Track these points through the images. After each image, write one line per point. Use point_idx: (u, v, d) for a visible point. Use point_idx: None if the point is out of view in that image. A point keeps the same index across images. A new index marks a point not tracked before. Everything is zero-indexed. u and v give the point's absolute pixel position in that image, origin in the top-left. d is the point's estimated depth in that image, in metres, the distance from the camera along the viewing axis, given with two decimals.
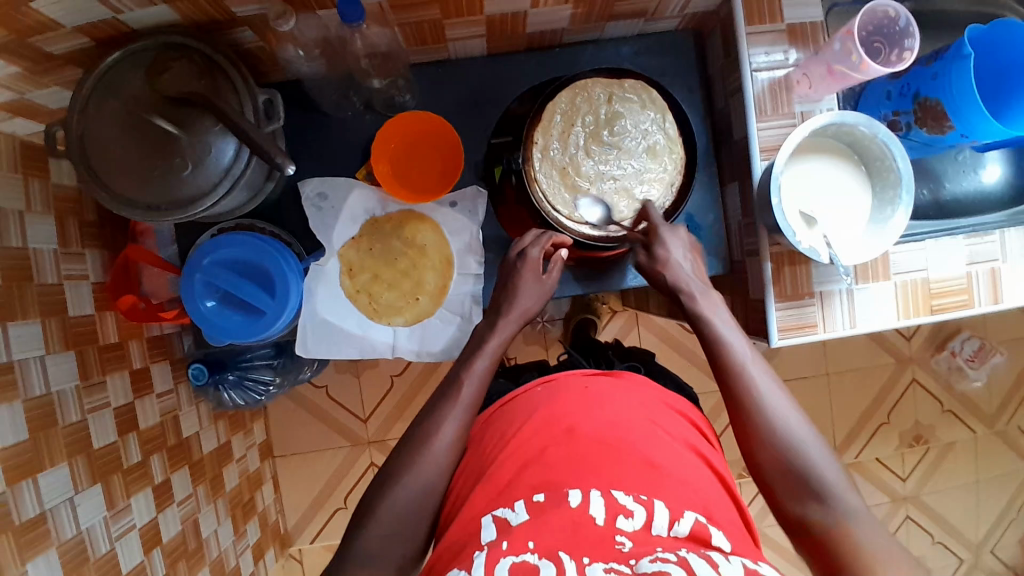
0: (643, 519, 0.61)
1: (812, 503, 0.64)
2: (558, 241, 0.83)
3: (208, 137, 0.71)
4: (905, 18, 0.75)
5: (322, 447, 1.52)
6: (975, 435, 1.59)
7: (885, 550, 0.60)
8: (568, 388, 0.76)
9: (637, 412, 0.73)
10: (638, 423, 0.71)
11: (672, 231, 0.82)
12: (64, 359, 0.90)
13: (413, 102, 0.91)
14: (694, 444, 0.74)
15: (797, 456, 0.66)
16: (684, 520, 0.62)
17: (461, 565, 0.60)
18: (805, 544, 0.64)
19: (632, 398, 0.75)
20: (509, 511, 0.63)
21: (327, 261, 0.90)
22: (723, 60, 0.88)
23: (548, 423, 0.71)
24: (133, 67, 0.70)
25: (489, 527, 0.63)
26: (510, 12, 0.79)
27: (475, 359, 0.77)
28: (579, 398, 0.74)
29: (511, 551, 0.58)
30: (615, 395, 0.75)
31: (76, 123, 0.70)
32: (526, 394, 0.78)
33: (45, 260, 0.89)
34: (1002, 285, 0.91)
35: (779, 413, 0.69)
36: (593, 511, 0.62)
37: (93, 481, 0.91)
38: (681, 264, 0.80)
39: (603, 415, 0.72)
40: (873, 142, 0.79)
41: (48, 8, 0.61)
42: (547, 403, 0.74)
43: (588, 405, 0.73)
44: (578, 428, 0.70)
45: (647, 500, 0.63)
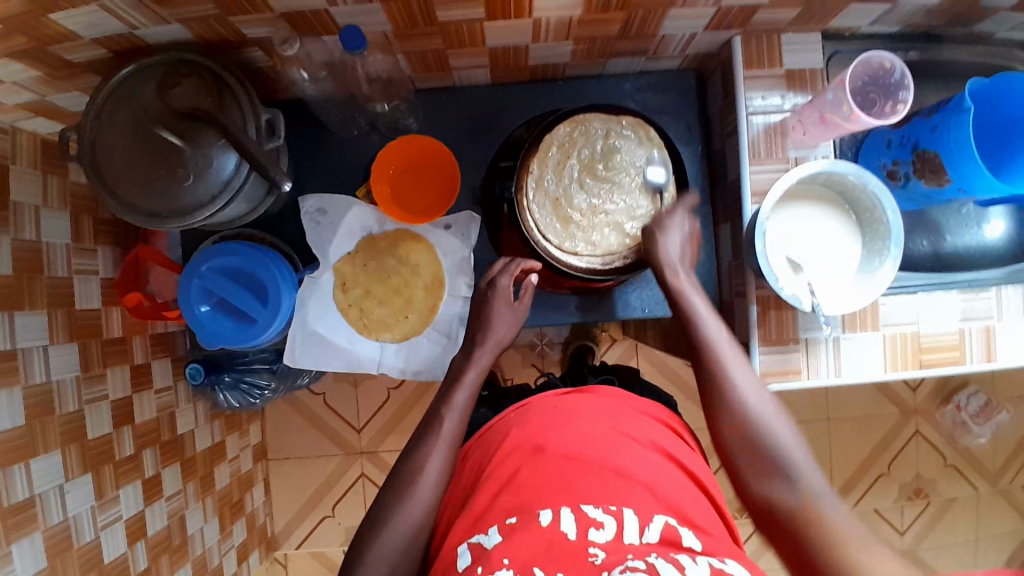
0: (614, 529, 0.61)
1: (778, 482, 0.67)
2: (528, 267, 0.85)
3: (211, 151, 0.74)
4: (899, 71, 0.75)
5: (315, 454, 1.54)
6: (978, 492, 1.55)
7: (847, 527, 0.62)
8: (538, 410, 0.77)
9: (604, 424, 0.74)
10: (604, 436, 0.72)
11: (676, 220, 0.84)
12: (66, 351, 0.93)
13: (417, 125, 0.94)
14: (664, 448, 0.74)
15: (761, 433, 0.70)
16: (653, 526, 0.63)
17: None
18: (770, 524, 0.66)
19: (601, 411, 0.76)
20: (483, 535, 0.63)
21: (323, 274, 0.92)
22: (722, 101, 0.89)
23: (518, 446, 0.72)
24: (145, 79, 0.74)
25: (465, 555, 0.63)
26: (512, 45, 0.81)
27: (455, 390, 0.78)
28: (551, 416, 0.75)
29: (487, 573, 0.58)
30: (586, 411, 0.76)
31: (89, 129, 0.74)
32: (503, 420, 0.78)
33: (57, 254, 0.93)
34: (995, 344, 0.90)
35: (749, 391, 0.73)
36: (565, 527, 0.61)
37: (83, 471, 0.94)
38: (673, 248, 0.82)
39: (572, 431, 0.72)
40: (862, 192, 0.78)
41: (66, 21, 0.64)
42: (519, 427, 0.75)
43: (557, 423, 0.74)
44: (548, 446, 0.71)
45: (616, 510, 0.63)
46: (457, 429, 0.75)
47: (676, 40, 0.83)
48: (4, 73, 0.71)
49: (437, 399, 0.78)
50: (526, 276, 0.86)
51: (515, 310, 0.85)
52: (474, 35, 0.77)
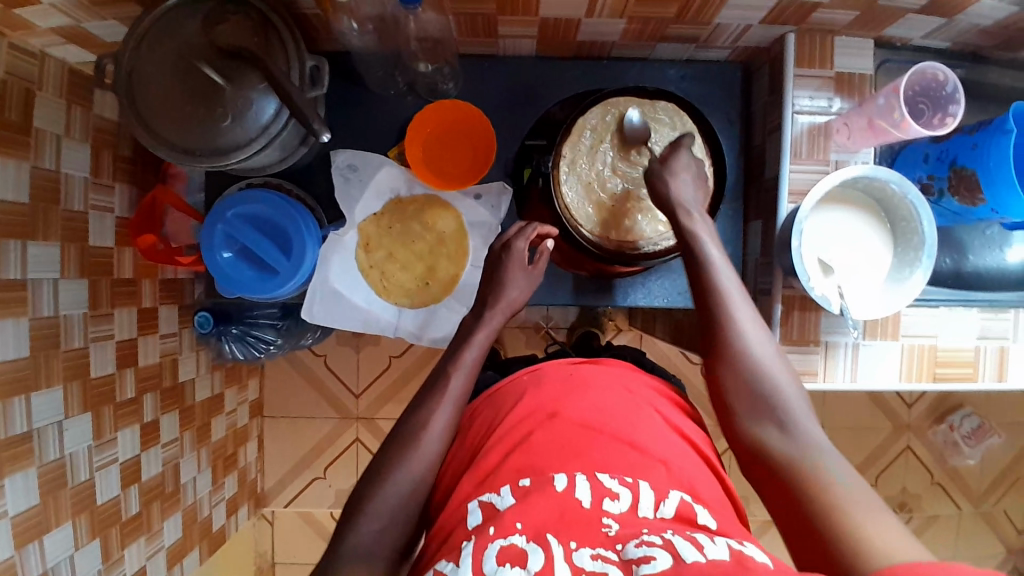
0: (628, 502, 0.61)
1: (772, 429, 0.65)
2: (545, 233, 0.84)
3: (252, 93, 0.72)
4: (953, 84, 0.74)
5: (311, 415, 1.54)
6: (960, 512, 1.57)
7: (843, 475, 0.58)
8: (552, 375, 0.77)
9: (622, 398, 0.74)
10: (620, 405, 0.73)
11: (685, 160, 0.81)
12: (75, 286, 0.92)
13: (456, 91, 0.92)
14: (674, 423, 0.75)
15: (762, 379, 0.67)
16: (669, 501, 0.63)
17: (449, 556, 0.58)
18: (759, 471, 0.64)
19: (614, 381, 0.77)
20: (495, 496, 0.63)
21: (347, 233, 0.90)
22: (767, 97, 0.88)
23: (529, 408, 0.72)
24: (192, 13, 0.73)
25: (476, 513, 0.63)
26: (564, 18, 0.80)
27: (465, 348, 0.78)
28: (566, 385, 0.75)
29: (499, 535, 0.57)
30: (601, 381, 0.76)
31: (129, 58, 0.72)
32: (514, 382, 0.79)
33: (74, 186, 0.91)
34: (1008, 364, 0.90)
35: (754, 340, 0.69)
36: (579, 494, 0.61)
37: (84, 409, 0.93)
38: (684, 185, 0.79)
39: (588, 399, 0.73)
40: (901, 201, 0.78)
41: None
42: (533, 390, 0.75)
43: (571, 388, 0.75)
44: (562, 413, 0.71)
45: (632, 482, 0.63)
46: (463, 387, 0.75)
47: (729, 30, 0.82)
48: None
49: (455, 366, 0.77)
50: (542, 242, 0.86)
51: (530, 274, 0.84)
52: (527, 3, 0.76)
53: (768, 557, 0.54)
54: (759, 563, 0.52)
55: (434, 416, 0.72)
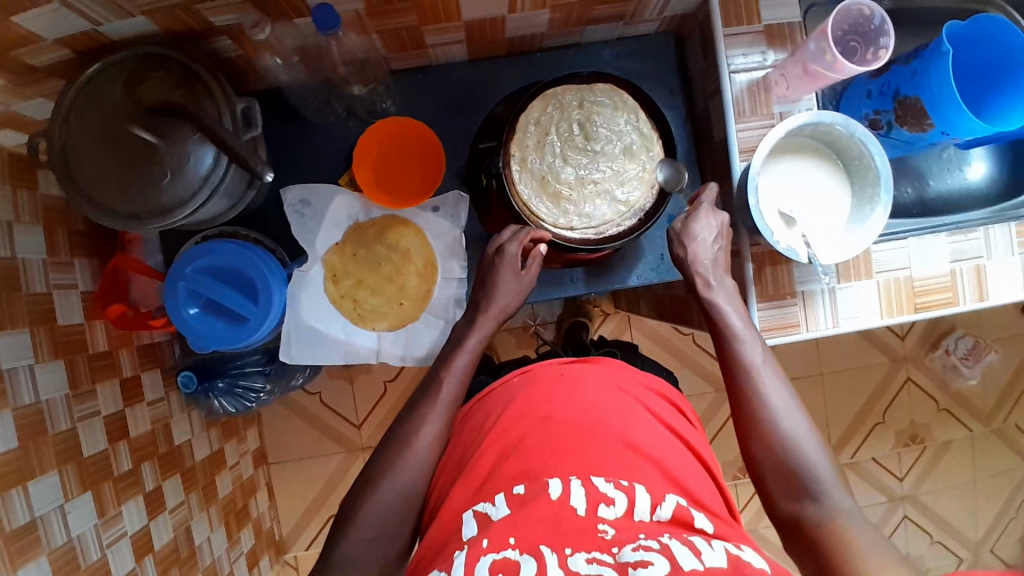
0: (624, 507, 0.61)
1: (806, 501, 0.67)
2: (535, 237, 0.81)
3: (187, 146, 0.72)
4: (879, 16, 0.75)
5: (316, 454, 1.53)
6: (972, 433, 1.59)
7: (873, 546, 0.61)
8: (542, 375, 0.77)
9: (613, 394, 0.74)
10: (610, 401, 0.73)
11: (708, 214, 0.82)
12: (53, 369, 0.90)
13: (395, 108, 0.92)
14: (664, 419, 0.75)
15: (794, 455, 0.69)
16: (666, 504, 0.63)
17: (442, 565, 0.58)
18: (796, 541, 0.66)
19: (604, 377, 0.77)
20: (490, 505, 0.63)
21: (311, 268, 0.90)
22: (703, 62, 0.88)
23: (519, 413, 0.72)
24: (112, 77, 0.71)
25: (470, 524, 0.62)
26: (488, 18, 0.80)
27: (455, 355, 0.78)
28: (554, 384, 0.75)
29: (492, 549, 0.56)
30: (590, 379, 0.76)
31: (58, 133, 0.71)
32: (504, 386, 0.78)
33: (34, 270, 0.90)
34: (987, 282, 0.90)
35: (786, 416, 0.71)
36: (574, 502, 0.61)
37: (83, 490, 0.92)
38: (705, 245, 0.80)
39: (579, 400, 0.72)
40: (850, 141, 0.78)
41: (29, 22, 0.62)
42: (523, 394, 0.74)
43: (561, 388, 0.74)
44: (554, 416, 0.70)
45: (628, 486, 0.63)
46: (455, 393, 0.76)
47: (653, 1, 0.82)
48: None
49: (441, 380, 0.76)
50: (534, 247, 0.83)
51: (523, 275, 0.82)
52: (448, 9, 0.75)
53: (765, 563, 0.57)
54: (754, 568, 0.55)
55: (425, 426, 0.73)
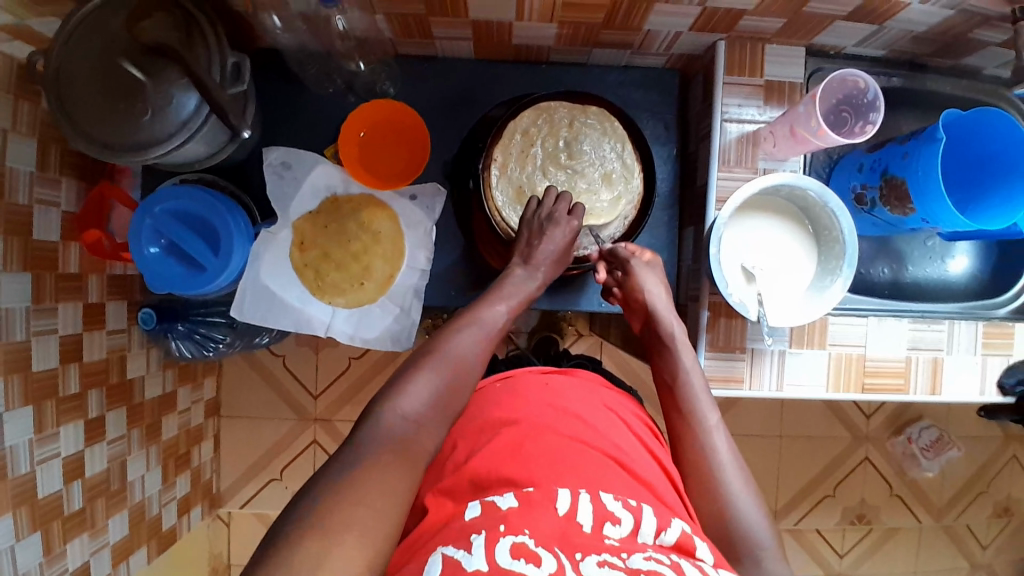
0: (630, 527, 0.57)
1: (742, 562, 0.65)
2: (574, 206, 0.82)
3: (172, 88, 0.73)
4: (873, 91, 0.74)
5: (269, 415, 1.54)
6: (920, 525, 1.57)
7: None
8: (526, 384, 0.76)
9: (600, 414, 0.74)
10: (599, 418, 0.73)
11: (651, 267, 0.84)
12: (18, 280, 0.92)
13: (395, 91, 0.93)
14: (648, 444, 0.73)
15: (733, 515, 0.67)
16: (670, 530, 0.58)
17: (456, 543, 0.53)
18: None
19: (591, 396, 0.76)
20: (498, 497, 0.59)
21: (280, 231, 0.90)
22: (701, 104, 0.89)
23: (503, 417, 0.70)
24: (116, 10, 0.73)
25: (476, 508, 0.59)
26: (495, 21, 0.80)
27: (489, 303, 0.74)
28: (543, 394, 0.74)
29: (510, 532, 0.53)
30: (575, 394, 0.75)
31: (53, 53, 0.72)
32: (486, 389, 0.77)
33: (19, 179, 0.91)
34: (942, 377, 0.90)
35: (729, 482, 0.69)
36: (582, 517, 0.57)
37: (24, 403, 0.93)
38: (657, 297, 0.82)
39: (573, 416, 0.71)
40: (822, 209, 0.79)
41: None
42: (507, 400, 0.73)
43: (550, 400, 0.73)
44: (547, 426, 0.69)
45: (634, 507, 0.60)
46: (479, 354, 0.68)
47: (661, 36, 0.83)
48: None
49: None
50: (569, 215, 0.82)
51: (571, 223, 0.80)
52: (456, 5, 0.76)
53: None
54: None
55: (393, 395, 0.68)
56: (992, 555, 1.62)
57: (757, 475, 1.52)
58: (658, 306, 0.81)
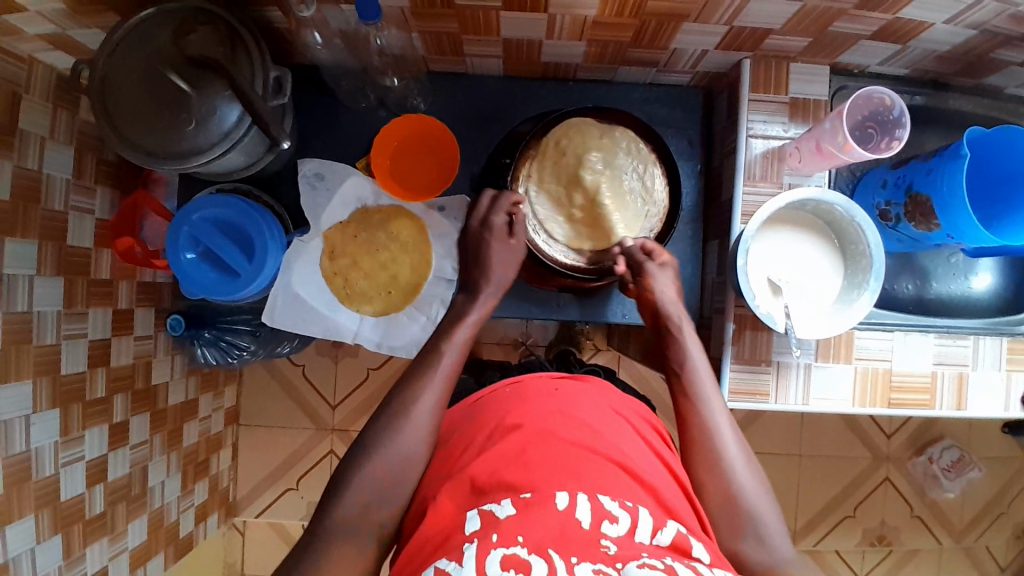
0: (627, 526, 0.57)
1: (750, 541, 0.66)
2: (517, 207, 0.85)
3: (216, 100, 0.75)
4: (899, 108, 0.76)
5: (287, 425, 1.55)
6: (942, 547, 1.55)
7: None
8: (534, 390, 0.73)
9: (606, 415, 0.71)
10: (607, 424, 0.70)
11: (660, 268, 0.84)
12: (52, 283, 0.94)
13: (424, 106, 0.95)
14: (659, 450, 0.71)
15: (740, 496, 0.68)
16: (666, 530, 0.59)
17: (449, 555, 0.55)
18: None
19: (601, 401, 0.74)
20: (496, 504, 0.59)
21: (311, 239, 0.92)
22: (725, 121, 0.90)
23: (512, 420, 0.68)
24: (164, 23, 0.76)
25: (474, 520, 0.58)
26: (526, 38, 0.83)
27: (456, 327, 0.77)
28: (550, 399, 0.71)
29: (502, 543, 0.54)
30: (583, 397, 0.73)
31: (101, 64, 0.75)
32: (494, 393, 0.75)
33: (56, 186, 0.94)
34: (967, 392, 0.90)
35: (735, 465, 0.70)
36: (580, 514, 0.57)
37: (52, 405, 0.95)
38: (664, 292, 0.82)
39: (578, 417, 0.69)
40: (850, 225, 0.80)
41: None
42: (514, 405, 0.71)
43: (556, 405, 0.70)
44: (555, 429, 0.66)
45: (632, 507, 0.59)
46: (451, 369, 0.73)
47: (687, 55, 0.85)
48: (31, 2, 0.74)
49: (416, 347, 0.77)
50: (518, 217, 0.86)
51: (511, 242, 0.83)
52: (488, 23, 0.79)
53: None
54: None
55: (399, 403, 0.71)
56: None
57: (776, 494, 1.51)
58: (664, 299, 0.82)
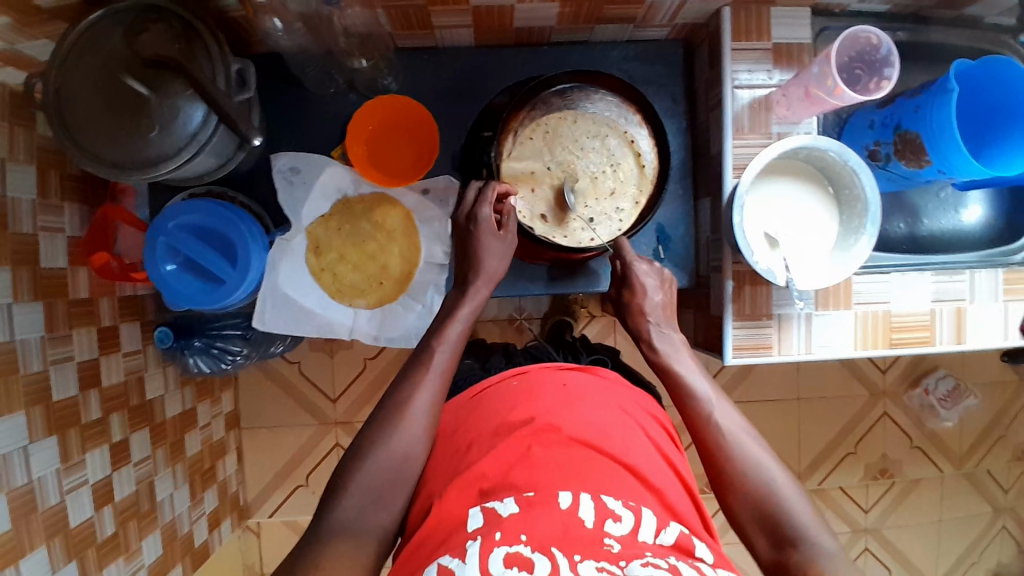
0: (631, 525, 0.57)
1: (789, 548, 0.63)
2: (501, 191, 0.81)
3: (178, 101, 0.71)
4: (886, 46, 0.74)
5: (289, 423, 1.53)
6: (943, 474, 1.59)
7: None
8: (543, 384, 0.71)
9: (612, 409, 0.70)
10: (614, 423, 0.68)
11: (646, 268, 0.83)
12: (30, 309, 0.90)
13: (396, 85, 0.92)
14: (664, 449, 0.69)
15: (769, 496, 0.65)
16: (669, 530, 0.58)
17: (452, 552, 0.54)
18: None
19: (609, 398, 0.71)
20: (499, 502, 0.58)
21: (294, 237, 0.89)
22: (708, 73, 0.88)
23: (522, 416, 0.66)
24: (114, 25, 0.71)
25: (477, 517, 0.58)
26: (496, 5, 0.79)
27: (447, 324, 0.74)
28: (559, 397, 0.69)
29: (504, 542, 0.53)
30: (593, 393, 0.71)
31: (54, 76, 0.70)
32: (500, 385, 0.73)
33: (22, 209, 0.89)
34: (966, 326, 0.90)
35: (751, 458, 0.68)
36: (582, 513, 0.56)
37: (48, 433, 0.92)
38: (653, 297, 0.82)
39: (583, 415, 0.67)
40: (844, 169, 0.78)
41: None
42: (523, 398, 0.69)
43: (565, 400, 0.69)
44: (562, 428, 0.65)
45: (635, 507, 0.59)
46: (449, 361, 0.72)
47: (664, 8, 0.82)
48: None
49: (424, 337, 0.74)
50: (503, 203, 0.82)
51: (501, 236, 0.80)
52: None
53: None
54: None
55: (417, 396, 0.69)
56: (1014, 497, 1.64)
57: (780, 439, 1.54)
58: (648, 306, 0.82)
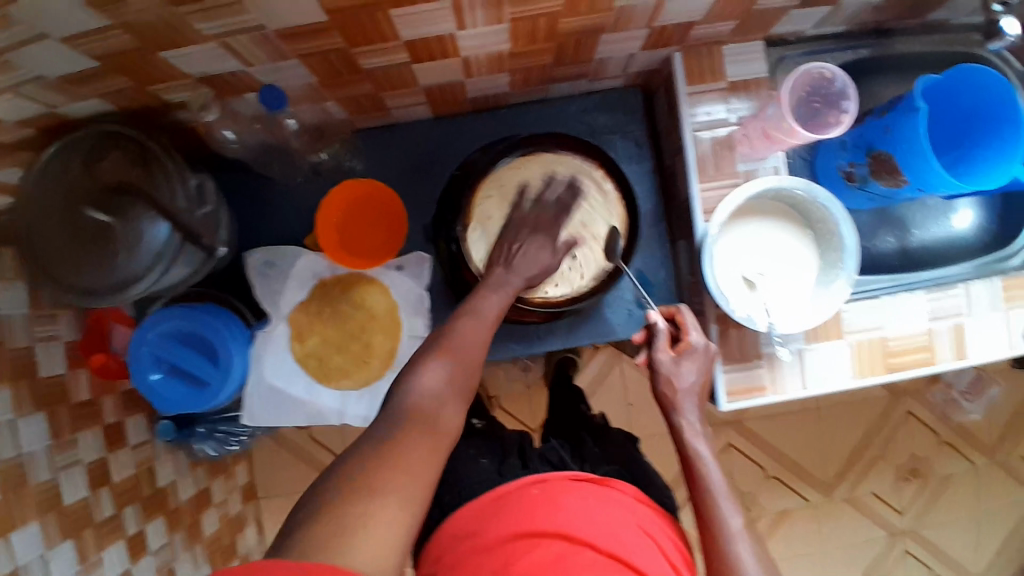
0: None
1: None
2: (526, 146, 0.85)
3: (141, 222, 0.72)
4: (841, 79, 0.74)
5: (306, 488, 1.54)
6: (975, 467, 1.54)
7: None
8: (561, 490, 0.71)
9: (633, 519, 0.70)
10: (635, 537, 0.68)
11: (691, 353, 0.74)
12: (34, 422, 0.86)
13: (361, 165, 0.93)
14: (680, 572, 0.69)
15: None
16: None
17: None
18: None
19: (628, 514, 0.71)
20: None
21: (276, 327, 0.90)
22: (668, 118, 0.88)
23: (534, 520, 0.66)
24: (73, 154, 0.72)
25: None
26: (447, 82, 0.79)
27: None
28: (583, 504, 0.69)
29: None
30: (612, 506, 0.71)
31: (17, 207, 0.70)
32: (518, 492, 0.71)
33: (16, 325, 0.85)
34: (967, 341, 0.87)
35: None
36: None
37: (65, 538, 0.88)
38: (687, 381, 0.74)
39: (608, 526, 0.68)
40: (818, 209, 0.77)
41: None
42: (542, 505, 0.69)
43: (589, 506, 0.70)
44: (592, 540, 0.66)
45: None
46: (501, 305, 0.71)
47: (613, 62, 0.82)
48: None
49: None
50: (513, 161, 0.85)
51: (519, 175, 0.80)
52: (403, 76, 0.75)
53: None
54: None
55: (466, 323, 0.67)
56: None
57: (802, 451, 1.50)
58: (679, 392, 0.74)
